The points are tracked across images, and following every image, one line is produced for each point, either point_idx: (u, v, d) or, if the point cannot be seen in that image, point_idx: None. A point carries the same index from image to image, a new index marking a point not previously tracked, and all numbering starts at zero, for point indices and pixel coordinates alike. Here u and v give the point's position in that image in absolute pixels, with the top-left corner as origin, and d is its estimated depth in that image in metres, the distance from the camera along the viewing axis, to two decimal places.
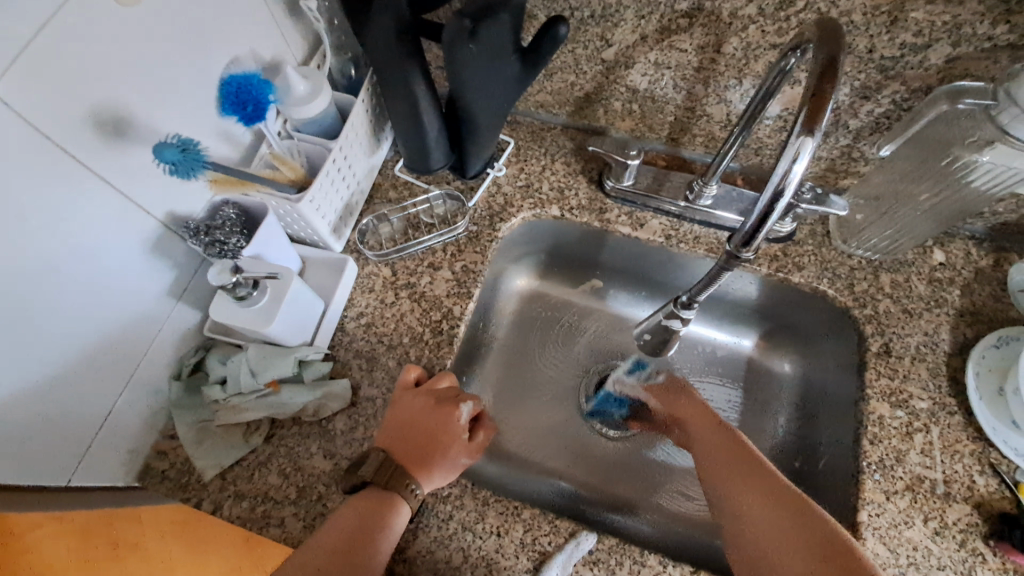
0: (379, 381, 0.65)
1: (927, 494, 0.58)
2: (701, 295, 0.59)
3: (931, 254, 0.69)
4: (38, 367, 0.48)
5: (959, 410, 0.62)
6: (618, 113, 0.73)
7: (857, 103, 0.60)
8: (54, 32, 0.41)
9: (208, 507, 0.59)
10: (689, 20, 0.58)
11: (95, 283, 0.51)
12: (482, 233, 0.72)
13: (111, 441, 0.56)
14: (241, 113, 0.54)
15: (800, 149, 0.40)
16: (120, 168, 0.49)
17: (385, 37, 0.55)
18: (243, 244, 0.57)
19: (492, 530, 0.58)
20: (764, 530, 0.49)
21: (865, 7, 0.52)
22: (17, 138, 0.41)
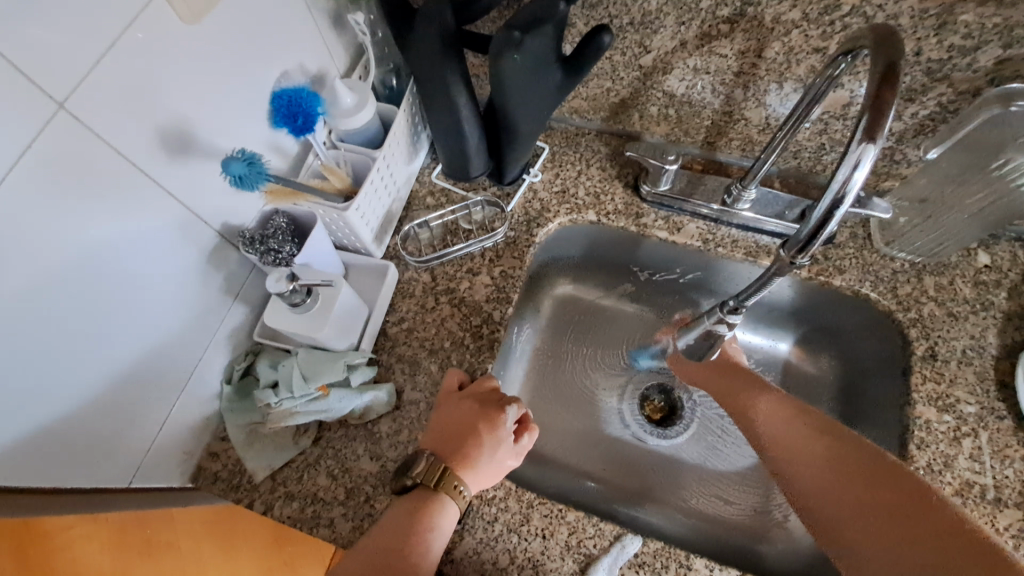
0: (422, 385, 0.66)
1: (977, 499, 0.57)
2: (749, 300, 0.60)
3: (975, 256, 0.68)
4: (102, 373, 0.50)
5: (1009, 414, 0.61)
6: (654, 118, 0.73)
7: (902, 105, 0.60)
8: (121, 50, 0.42)
9: (260, 507, 0.61)
10: (731, 25, 0.58)
11: (156, 292, 0.53)
12: (520, 239, 0.73)
13: (167, 443, 0.59)
14: (292, 125, 0.56)
15: (862, 156, 0.40)
16: (180, 179, 0.51)
17: (431, 49, 0.56)
18: (295, 253, 0.59)
19: (537, 533, 0.59)
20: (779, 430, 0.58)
21: (913, 11, 0.51)
22: (91, 153, 0.43)
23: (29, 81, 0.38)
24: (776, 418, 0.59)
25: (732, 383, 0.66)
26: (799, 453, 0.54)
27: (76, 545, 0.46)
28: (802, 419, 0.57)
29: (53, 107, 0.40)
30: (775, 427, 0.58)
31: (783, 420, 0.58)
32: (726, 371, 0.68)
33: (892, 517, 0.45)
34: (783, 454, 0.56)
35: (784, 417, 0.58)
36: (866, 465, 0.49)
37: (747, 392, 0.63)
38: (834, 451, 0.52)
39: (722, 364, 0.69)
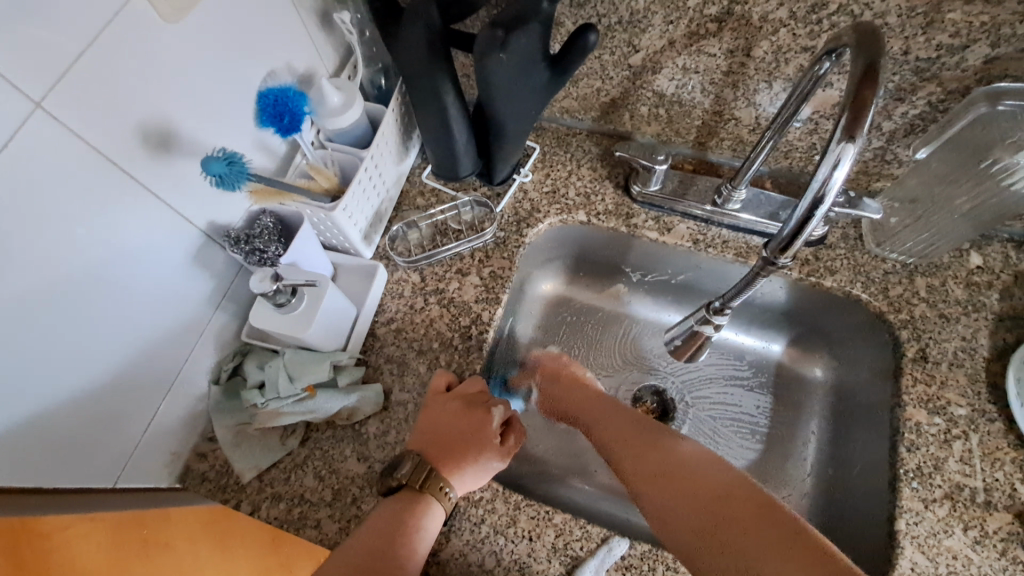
0: (410, 386, 0.66)
1: (967, 502, 0.57)
2: (735, 300, 0.59)
3: (968, 257, 0.68)
4: (85, 372, 0.50)
5: (1000, 416, 0.60)
6: (644, 118, 0.73)
7: (891, 105, 0.59)
8: (99, 49, 0.42)
9: (247, 508, 0.61)
10: (718, 24, 0.58)
11: (140, 292, 0.52)
12: (510, 239, 0.73)
13: (153, 444, 0.58)
14: (278, 125, 0.56)
15: (841, 155, 0.40)
16: (163, 179, 0.51)
17: (417, 48, 0.56)
18: (281, 253, 0.59)
19: (524, 534, 0.59)
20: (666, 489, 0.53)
21: (900, 9, 0.51)
22: (71, 152, 0.43)
23: (5, 80, 0.38)
24: (683, 465, 0.55)
25: (617, 420, 0.64)
26: (633, 446, 0.59)
27: (73, 542, 0.49)
28: (713, 458, 0.55)
29: (30, 107, 0.40)
30: (677, 459, 0.56)
31: (690, 452, 0.56)
32: (601, 414, 0.66)
33: (777, 547, 0.46)
34: (665, 487, 0.54)
35: (694, 452, 0.56)
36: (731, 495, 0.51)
37: (660, 437, 0.59)
38: (710, 480, 0.53)
39: (586, 395, 0.70)
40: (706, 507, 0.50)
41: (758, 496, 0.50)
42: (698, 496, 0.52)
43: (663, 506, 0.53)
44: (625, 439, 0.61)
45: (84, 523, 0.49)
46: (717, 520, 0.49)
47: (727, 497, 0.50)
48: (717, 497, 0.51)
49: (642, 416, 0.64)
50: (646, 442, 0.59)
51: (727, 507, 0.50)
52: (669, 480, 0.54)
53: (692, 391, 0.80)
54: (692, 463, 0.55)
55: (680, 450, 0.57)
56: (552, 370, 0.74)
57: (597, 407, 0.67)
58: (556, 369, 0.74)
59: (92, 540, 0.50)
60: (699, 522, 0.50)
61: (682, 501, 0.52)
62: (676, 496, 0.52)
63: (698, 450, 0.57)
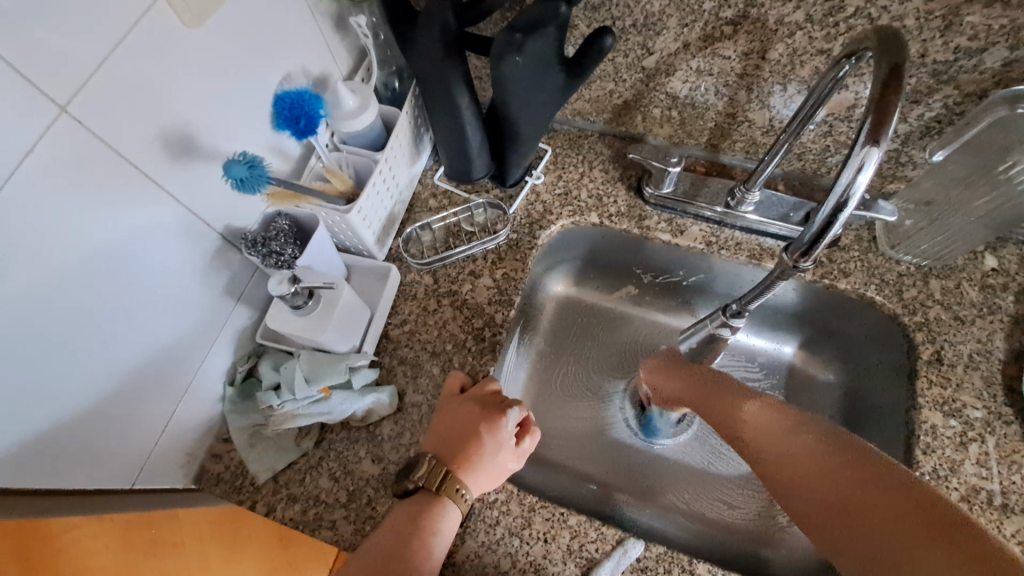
0: (424, 387, 0.66)
1: (984, 505, 0.57)
2: (753, 304, 0.59)
3: (983, 259, 0.68)
4: (105, 375, 0.50)
5: (1016, 419, 0.60)
6: (657, 120, 0.73)
7: (907, 107, 0.59)
8: (123, 54, 0.42)
9: (262, 509, 0.61)
10: (734, 27, 0.58)
11: (159, 294, 0.53)
12: (522, 241, 0.73)
13: (170, 446, 0.59)
14: (295, 128, 0.56)
15: (866, 159, 0.40)
16: (183, 183, 0.51)
17: (433, 52, 0.56)
18: (297, 255, 0.59)
19: (539, 536, 0.59)
20: (773, 436, 0.54)
21: (918, 12, 0.51)
22: (94, 156, 0.43)
23: (32, 85, 0.38)
24: (768, 430, 0.55)
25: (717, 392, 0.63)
26: (724, 418, 0.60)
27: (79, 544, 0.47)
28: (806, 428, 0.53)
29: (55, 111, 0.40)
30: (760, 428, 0.55)
31: (772, 424, 0.55)
32: (706, 388, 0.64)
33: (910, 527, 0.41)
34: (785, 464, 0.51)
35: (768, 420, 0.56)
36: (838, 457, 0.48)
37: (728, 401, 0.60)
38: (813, 449, 0.50)
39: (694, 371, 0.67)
40: (826, 471, 0.48)
41: (863, 457, 0.47)
42: (823, 476, 0.48)
43: (769, 474, 0.52)
44: (720, 414, 0.60)
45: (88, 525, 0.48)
46: (857, 475, 0.46)
47: (850, 459, 0.48)
48: (829, 466, 0.48)
49: (733, 383, 0.63)
50: (723, 416, 0.60)
51: (850, 465, 0.47)
52: (761, 454, 0.54)
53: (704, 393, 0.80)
54: (795, 424, 0.54)
55: (770, 421, 0.55)
56: (658, 368, 0.70)
57: (695, 383, 0.65)
58: (667, 360, 0.70)
59: (100, 544, 0.49)
60: (830, 493, 0.47)
61: (791, 463, 0.51)
62: (826, 476, 0.48)
63: (777, 416, 0.55)
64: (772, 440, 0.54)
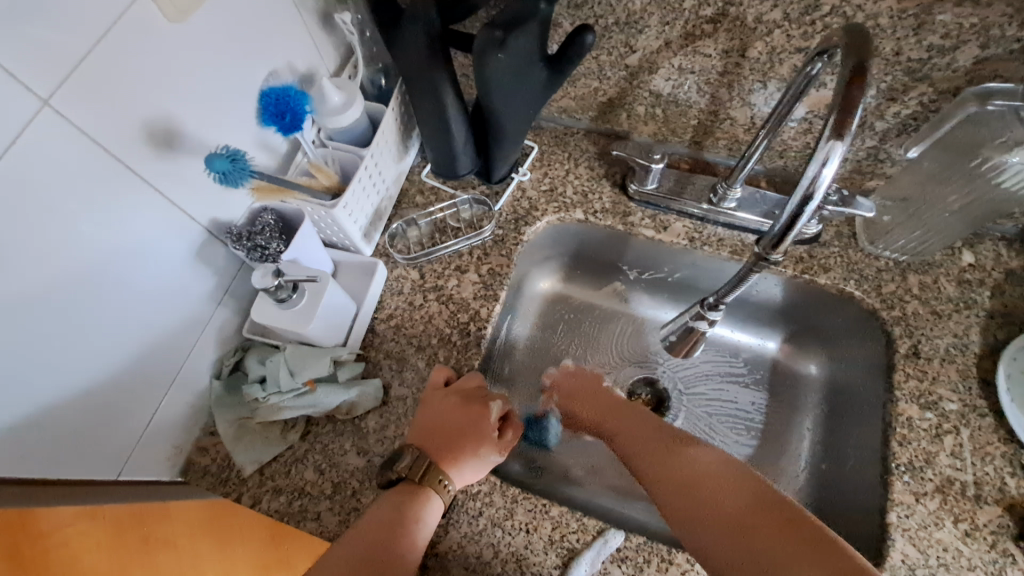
0: (409, 381, 0.67)
1: (958, 495, 0.58)
2: (729, 296, 0.60)
3: (960, 255, 0.69)
4: (90, 367, 0.51)
5: (991, 411, 0.61)
6: (641, 117, 0.74)
7: (884, 105, 0.60)
8: (105, 48, 0.43)
9: (248, 501, 0.62)
10: (714, 25, 0.59)
11: (144, 287, 0.53)
12: (508, 237, 0.74)
13: (156, 438, 0.59)
14: (280, 123, 0.57)
15: (829, 153, 0.41)
16: (167, 176, 0.52)
17: (416, 49, 0.57)
18: (282, 249, 0.60)
19: (521, 527, 0.60)
20: (682, 473, 0.54)
21: (891, 11, 0.52)
22: (77, 150, 0.44)
23: (14, 78, 0.39)
24: (698, 463, 0.54)
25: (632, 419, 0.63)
26: (659, 458, 0.56)
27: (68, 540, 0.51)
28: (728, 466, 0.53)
29: (38, 104, 0.40)
30: (683, 457, 0.55)
31: (699, 469, 0.53)
32: (629, 419, 0.63)
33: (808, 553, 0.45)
34: (703, 491, 0.52)
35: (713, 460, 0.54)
36: (763, 505, 0.49)
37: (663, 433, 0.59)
38: (744, 494, 0.50)
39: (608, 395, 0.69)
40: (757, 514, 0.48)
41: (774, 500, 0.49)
42: (728, 504, 0.50)
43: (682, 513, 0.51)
44: (651, 448, 0.58)
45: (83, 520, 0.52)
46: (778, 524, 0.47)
47: (755, 493, 0.50)
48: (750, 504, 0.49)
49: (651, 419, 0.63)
50: (654, 455, 0.57)
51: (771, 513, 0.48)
52: (694, 486, 0.52)
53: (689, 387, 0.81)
54: (729, 468, 0.53)
55: (705, 470, 0.53)
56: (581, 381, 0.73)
57: (620, 417, 0.64)
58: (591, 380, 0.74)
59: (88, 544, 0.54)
60: (761, 526, 0.47)
61: (731, 504, 0.50)
62: (738, 508, 0.49)
63: (715, 454, 0.55)
64: (691, 481, 0.53)
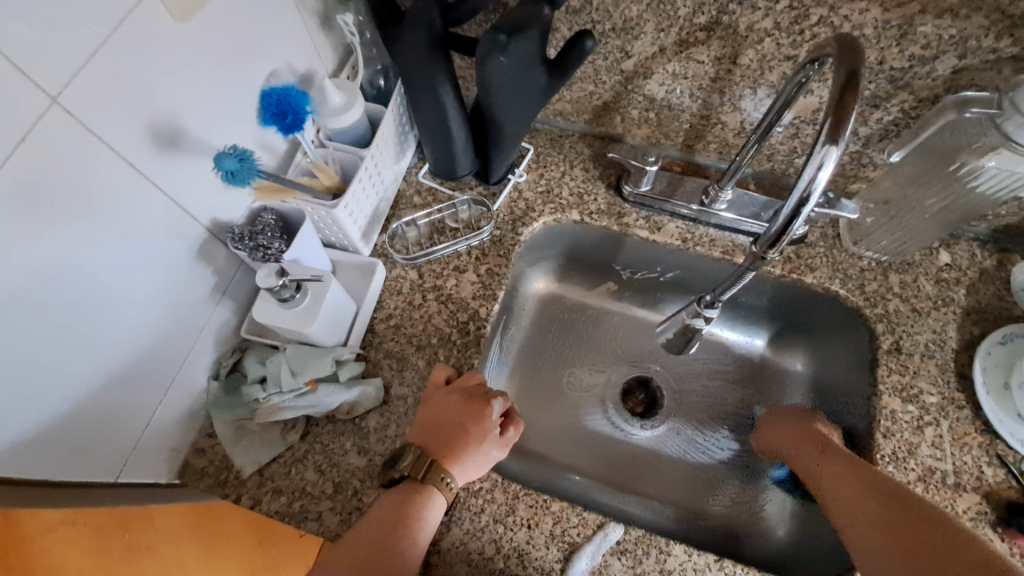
0: (409, 380, 0.67)
1: (939, 484, 0.61)
2: (726, 294, 0.62)
3: (937, 255, 0.72)
4: (91, 367, 0.50)
5: (968, 404, 0.64)
6: (635, 121, 0.76)
7: (867, 111, 0.63)
8: (113, 45, 0.43)
9: (248, 502, 0.61)
10: (707, 33, 0.61)
11: (145, 287, 0.53)
12: (505, 237, 0.75)
13: (154, 440, 0.59)
14: (281, 123, 0.57)
15: (825, 158, 0.43)
16: (169, 175, 0.52)
17: (419, 51, 0.58)
18: (284, 249, 0.60)
19: (522, 523, 0.60)
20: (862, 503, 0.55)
21: (876, 22, 0.55)
22: (82, 148, 0.44)
23: (24, 75, 0.39)
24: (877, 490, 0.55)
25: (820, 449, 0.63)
26: (835, 477, 0.59)
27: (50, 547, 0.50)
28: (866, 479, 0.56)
29: (46, 101, 0.40)
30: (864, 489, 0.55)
31: (861, 489, 0.56)
32: (804, 437, 0.66)
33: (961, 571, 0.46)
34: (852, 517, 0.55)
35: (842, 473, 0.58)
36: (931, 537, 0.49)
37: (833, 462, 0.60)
38: (881, 498, 0.54)
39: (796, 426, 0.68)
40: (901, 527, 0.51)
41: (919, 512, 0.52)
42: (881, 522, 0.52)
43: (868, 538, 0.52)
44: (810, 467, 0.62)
45: (63, 527, 0.50)
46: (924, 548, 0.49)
47: (904, 500, 0.53)
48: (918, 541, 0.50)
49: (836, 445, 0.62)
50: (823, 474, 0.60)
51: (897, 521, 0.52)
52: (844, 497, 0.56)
53: (686, 386, 0.83)
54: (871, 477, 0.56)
55: (863, 485, 0.56)
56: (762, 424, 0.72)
57: (802, 442, 0.65)
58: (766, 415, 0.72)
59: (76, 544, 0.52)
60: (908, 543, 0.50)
61: (871, 524, 0.53)
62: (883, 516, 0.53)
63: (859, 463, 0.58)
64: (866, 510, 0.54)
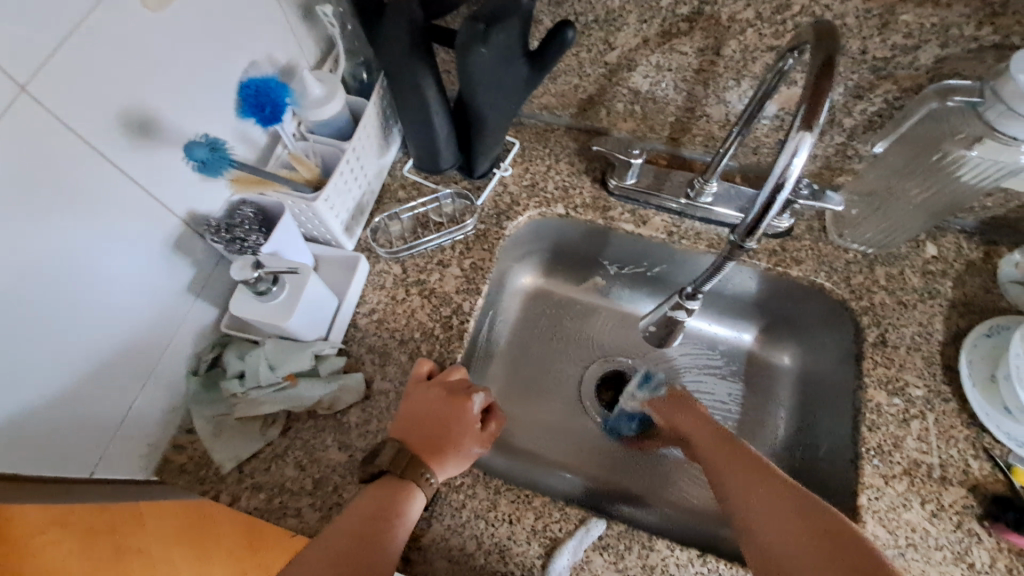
0: (392, 375, 0.67)
1: (925, 478, 0.60)
2: (706, 286, 0.61)
3: (924, 248, 0.72)
4: (64, 361, 0.50)
5: (954, 397, 0.64)
6: (620, 114, 0.76)
7: (851, 102, 0.63)
8: (85, 34, 0.42)
9: (227, 499, 0.61)
10: (690, 23, 0.61)
11: (119, 280, 0.52)
12: (490, 231, 0.75)
13: (131, 435, 0.58)
14: (260, 115, 0.56)
15: (799, 144, 0.43)
16: (143, 167, 0.51)
17: (399, 42, 0.57)
18: (262, 241, 0.59)
19: (504, 518, 0.60)
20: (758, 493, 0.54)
21: (857, 11, 0.54)
22: (53, 138, 0.43)
23: None
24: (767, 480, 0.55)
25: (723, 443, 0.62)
26: (735, 470, 0.58)
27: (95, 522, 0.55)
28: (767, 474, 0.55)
29: (15, 90, 0.40)
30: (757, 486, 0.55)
31: (758, 486, 0.55)
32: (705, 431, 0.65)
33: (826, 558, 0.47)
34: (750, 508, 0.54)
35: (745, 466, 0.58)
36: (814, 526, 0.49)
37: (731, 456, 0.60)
38: (770, 491, 0.54)
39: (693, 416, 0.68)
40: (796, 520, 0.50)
41: (814, 507, 0.51)
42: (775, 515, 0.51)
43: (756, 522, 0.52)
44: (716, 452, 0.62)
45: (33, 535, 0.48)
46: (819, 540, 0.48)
47: (800, 497, 0.52)
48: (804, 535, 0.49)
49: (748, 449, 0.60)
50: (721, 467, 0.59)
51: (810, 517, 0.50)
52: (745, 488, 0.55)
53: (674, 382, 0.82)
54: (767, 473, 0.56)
55: (761, 481, 0.55)
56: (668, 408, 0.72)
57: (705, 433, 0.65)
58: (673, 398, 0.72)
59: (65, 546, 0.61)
60: (800, 536, 0.49)
61: (766, 516, 0.52)
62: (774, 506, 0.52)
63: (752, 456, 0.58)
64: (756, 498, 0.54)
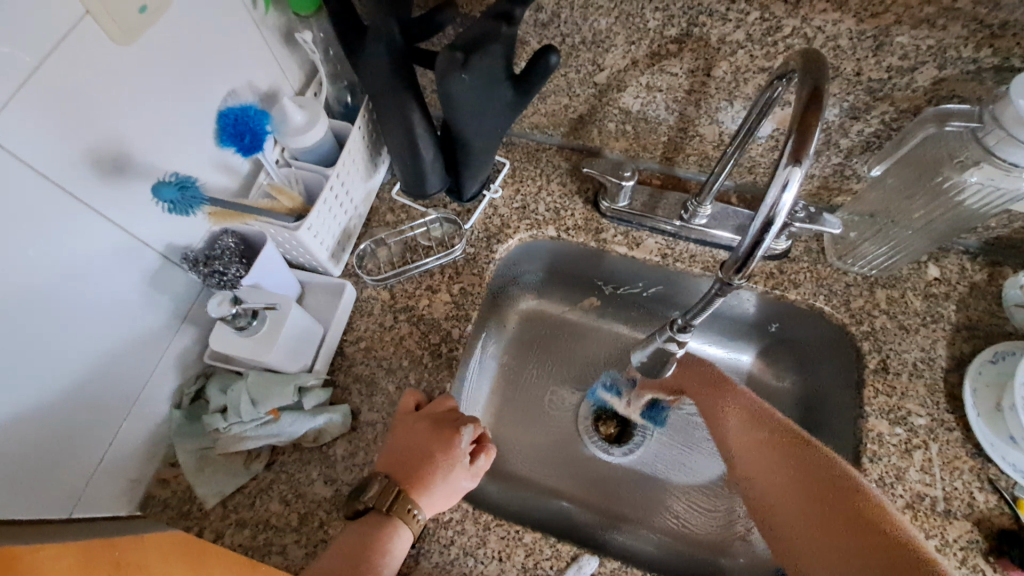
0: (379, 406, 0.65)
1: (928, 511, 0.58)
2: (697, 319, 0.59)
3: (925, 269, 0.70)
4: (35, 402, 0.48)
5: (958, 425, 0.62)
6: (612, 134, 0.74)
7: (847, 122, 0.61)
8: (49, 72, 0.41)
9: (210, 535, 0.59)
10: (679, 45, 0.59)
11: (95, 316, 0.51)
12: (479, 255, 0.73)
13: (112, 471, 0.57)
14: (239, 144, 0.55)
15: (789, 177, 0.41)
16: (116, 202, 0.50)
17: (380, 68, 0.56)
18: (242, 273, 0.58)
19: (493, 555, 0.58)
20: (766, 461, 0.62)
21: (851, 33, 0.52)
22: (16, 179, 0.42)
23: None
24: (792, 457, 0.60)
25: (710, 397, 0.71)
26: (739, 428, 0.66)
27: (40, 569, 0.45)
28: (753, 417, 0.65)
29: None
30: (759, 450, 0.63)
31: (760, 452, 0.63)
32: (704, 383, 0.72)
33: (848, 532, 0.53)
34: (756, 475, 0.63)
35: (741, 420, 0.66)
36: (818, 488, 0.56)
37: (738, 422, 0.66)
38: (767, 446, 0.63)
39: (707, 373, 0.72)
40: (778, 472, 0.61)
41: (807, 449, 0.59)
42: (767, 477, 0.61)
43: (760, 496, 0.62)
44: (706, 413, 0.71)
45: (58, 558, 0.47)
46: (813, 500, 0.56)
47: (816, 461, 0.58)
48: (815, 501, 0.56)
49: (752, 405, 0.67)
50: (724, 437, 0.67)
51: (818, 487, 0.56)
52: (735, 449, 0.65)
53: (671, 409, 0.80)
54: (781, 441, 0.62)
55: (762, 447, 0.63)
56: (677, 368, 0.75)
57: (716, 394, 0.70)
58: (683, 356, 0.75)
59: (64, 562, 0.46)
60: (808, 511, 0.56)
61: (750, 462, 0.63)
62: (785, 477, 0.60)
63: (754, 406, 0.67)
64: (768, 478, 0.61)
